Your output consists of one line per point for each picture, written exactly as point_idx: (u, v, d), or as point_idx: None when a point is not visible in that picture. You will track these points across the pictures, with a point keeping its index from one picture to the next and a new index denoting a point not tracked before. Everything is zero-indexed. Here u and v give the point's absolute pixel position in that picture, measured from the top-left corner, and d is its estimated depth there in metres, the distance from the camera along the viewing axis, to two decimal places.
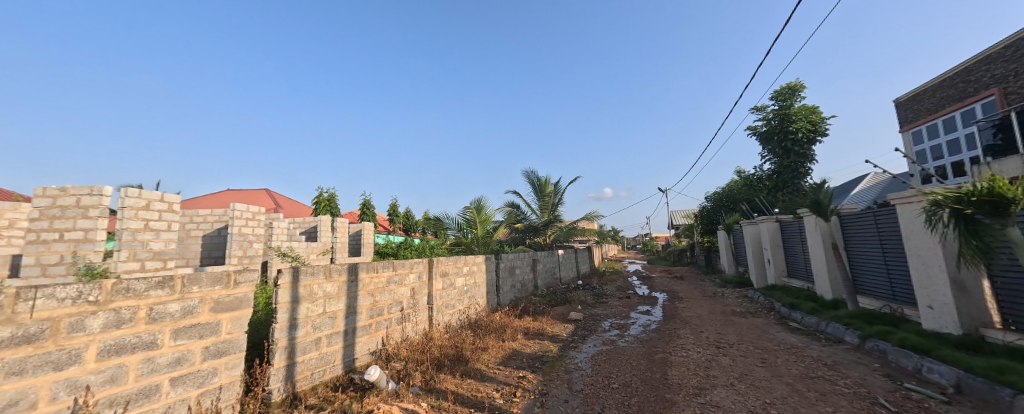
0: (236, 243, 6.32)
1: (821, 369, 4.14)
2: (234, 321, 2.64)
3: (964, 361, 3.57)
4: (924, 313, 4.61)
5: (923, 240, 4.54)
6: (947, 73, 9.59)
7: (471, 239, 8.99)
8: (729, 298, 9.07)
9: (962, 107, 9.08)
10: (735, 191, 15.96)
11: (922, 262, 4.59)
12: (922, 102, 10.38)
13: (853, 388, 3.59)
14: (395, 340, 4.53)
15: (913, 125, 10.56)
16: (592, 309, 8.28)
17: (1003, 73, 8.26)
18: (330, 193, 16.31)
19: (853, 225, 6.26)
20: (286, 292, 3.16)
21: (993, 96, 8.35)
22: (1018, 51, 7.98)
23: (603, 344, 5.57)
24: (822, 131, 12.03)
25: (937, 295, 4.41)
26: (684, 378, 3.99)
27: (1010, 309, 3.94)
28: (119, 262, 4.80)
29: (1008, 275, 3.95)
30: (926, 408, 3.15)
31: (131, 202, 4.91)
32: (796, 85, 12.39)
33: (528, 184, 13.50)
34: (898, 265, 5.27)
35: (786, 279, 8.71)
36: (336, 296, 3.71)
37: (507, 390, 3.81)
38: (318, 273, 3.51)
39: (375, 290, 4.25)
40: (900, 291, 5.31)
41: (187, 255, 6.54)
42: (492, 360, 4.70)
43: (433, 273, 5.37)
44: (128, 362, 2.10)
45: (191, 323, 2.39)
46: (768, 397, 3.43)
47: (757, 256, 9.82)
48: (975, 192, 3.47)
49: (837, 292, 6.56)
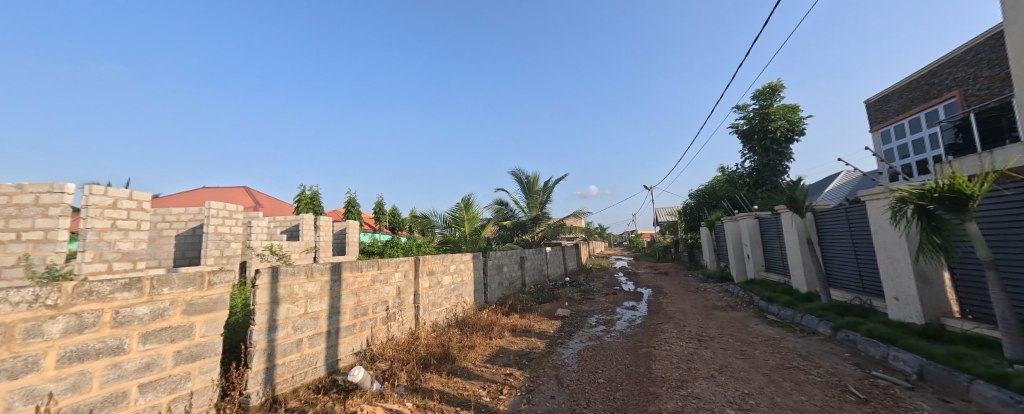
0: (213, 243, 6.08)
1: (796, 359, 4.32)
2: (208, 324, 2.52)
3: (926, 349, 3.78)
4: (890, 304, 4.87)
5: (890, 235, 4.79)
6: (912, 76, 10.09)
7: (459, 237, 8.84)
8: (711, 292, 9.33)
9: (927, 108, 9.58)
10: (717, 188, 16.44)
11: (889, 255, 4.83)
12: (890, 102, 10.88)
13: (825, 377, 3.75)
14: (380, 339, 4.45)
15: (883, 126, 11.06)
16: (579, 305, 8.39)
17: (963, 76, 8.77)
18: (314, 191, 15.75)
19: (827, 221, 6.53)
20: (265, 293, 3.05)
21: (955, 98, 8.87)
22: (977, 56, 8.49)
23: (589, 339, 5.64)
24: (799, 130, 12.43)
25: (902, 287, 4.66)
26: (667, 371, 4.07)
27: (968, 300, 4.19)
28: (84, 263, 4.55)
29: (965, 267, 4.19)
30: (892, 394, 3.31)
31: (96, 200, 4.62)
32: (776, 85, 12.77)
33: (516, 181, 13.44)
34: (867, 259, 5.53)
35: (764, 273, 9.03)
36: (318, 296, 3.60)
37: (493, 388, 3.79)
38: (299, 273, 3.40)
39: (359, 289, 4.16)
40: (869, 284, 5.58)
41: (160, 256, 6.22)
42: (478, 358, 4.66)
43: (420, 271, 5.28)
44: (92, 369, 1.97)
45: (162, 327, 2.27)
46: (746, 387, 3.54)
47: (738, 251, 10.14)
48: (937, 188, 3.62)
49: (811, 285, 6.85)
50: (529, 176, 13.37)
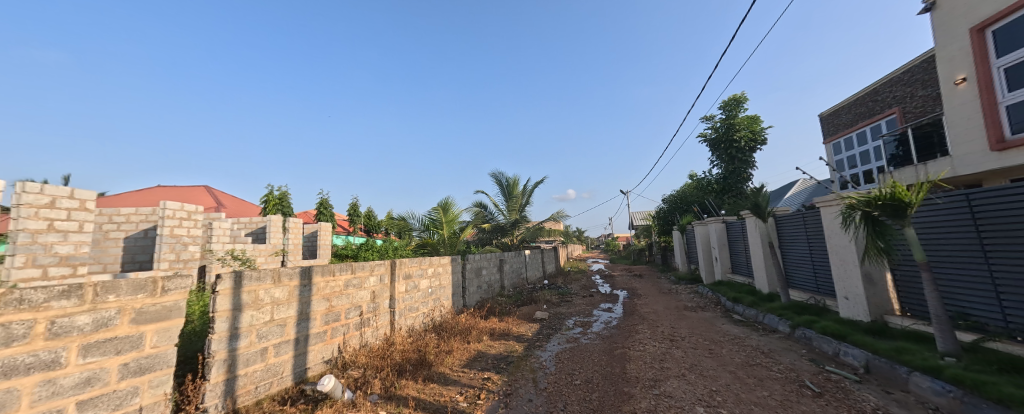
0: (168, 245, 5.64)
1: (759, 356, 4.56)
2: (160, 334, 2.33)
3: (872, 345, 4.10)
4: (841, 303, 5.25)
5: (841, 238, 5.18)
6: (859, 93, 10.98)
7: (437, 240, 8.71)
8: (682, 293, 9.69)
9: (871, 123, 10.46)
10: (688, 194, 17.15)
11: (840, 258, 5.21)
12: (841, 116, 11.79)
13: (785, 373, 3.98)
14: (353, 346, 4.29)
15: (834, 138, 11.95)
16: (557, 308, 8.46)
17: (902, 95, 9.65)
18: (283, 192, 15.00)
19: (786, 225, 6.96)
20: (226, 299, 2.87)
21: (894, 115, 9.73)
22: (913, 76, 9.37)
23: (566, 342, 5.70)
24: (762, 140, 13.21)
25: (851, 287, 5.04)
26: (641, 371, 4.18)
27: (907, 298, 4.58)
28: (13, 268, 4.09)
29: (904, 268, 4.59)
30: (843, 387, 3.57)
31: (29, 199, 4.18)
32: (741, 97, 13.51)
33: (496, 184, 13.42)
34: (822, 261, 5.94)
35: (730, 275, 9.48)
36: (286, 302, 3.43)
37: (470, 393, 3.75)
38: (265, 278, 3.23)
39: (331, 294, 3.99)
40: (823, 284, 6.00)
41: (104, 260, 5.69)
42: (455, 363, 4.59)
43: (396, 275, 5.15)
44: (20, 386, 1.77)
45: (105, 338, 2.08)
46: (714, 385, 3.69)
47: (707, 254, 10.60)
48: (880, 197, 3.94)
49: (772, 286, 7.27)
50: (509, 179, 13.39)
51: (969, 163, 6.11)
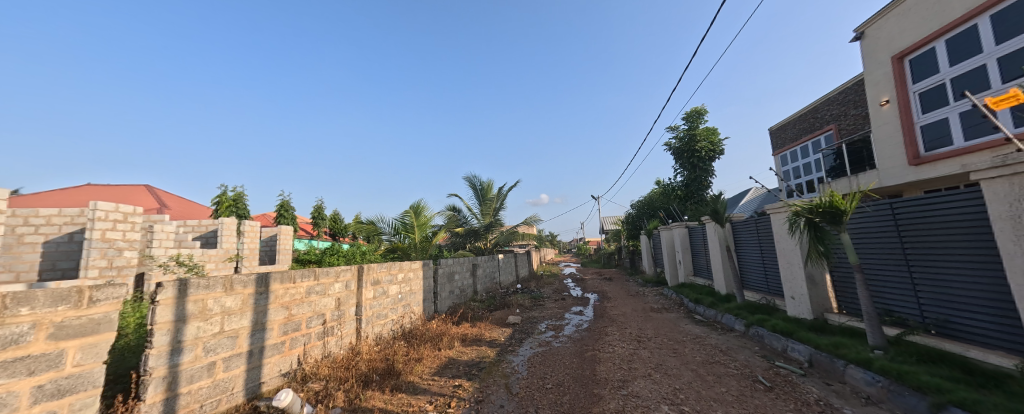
0: (98, 251, 5.03)
1: (717, 354, 4.81)
2: (85, 351, 2.06)
3: (815, 340, 4.46)
4: (789, 302, 5.68)
5: (788, 242, 5.61)
6: (802, 110, 12.04)
7: (408, 244, 8.47)
8: (649, 296, 10.05)
9: (812, 138, 11.52)
10: (654, 200, 17.91)
11: (787, 260, 5.65)
12: (787, 131, 12.85)
13: (740, 369, 4.23)
14: (315, 357, 4.03)
15: (782, 150, 13.03)
16: (529, 312, 8.48)
17: (837, 113, 10.70)
18: (239, 193, 13.98)
19: (741, 230, 7.44)
20: (167, 310, 2.60)
21: (831, 131, 10.79)
22: (846, 97, 10.42)
23: (538, 346, 5.71)
24: (719, 151, 14.09)
25: (797, 288, 5.47)
26: (610, 372, 4.28)
27: (844, 297, 5.04)
28: None
29: (841, 270, 5.04)
30: (790, 380, 3.85)
31: None
32: (701, 110, 14.35)
33: (469, 188, 13.27)
34: (772, 263, 6.40)
35: (692, 277, 9.96)
36: (238, 311, 3.16)
37: (440, 401, 3.63)
38: (215, 286, 2.96)
39: (291, 302, 3.74)
40: (773, 285, 6.46)
41: (17, 268, 4.96)
42: (425, 371, 4.44)
43: (364, 281, 4.93)
44: None
45: (14, 357, 1.81)
46: (677, 383, 3.85)
47: (670, 257, 11.10)
48: (820, 205, 4.34)
49: (729, 287, 7.72)
50: (483, 182, 13.30)
51: (892, 176, 6.92)
